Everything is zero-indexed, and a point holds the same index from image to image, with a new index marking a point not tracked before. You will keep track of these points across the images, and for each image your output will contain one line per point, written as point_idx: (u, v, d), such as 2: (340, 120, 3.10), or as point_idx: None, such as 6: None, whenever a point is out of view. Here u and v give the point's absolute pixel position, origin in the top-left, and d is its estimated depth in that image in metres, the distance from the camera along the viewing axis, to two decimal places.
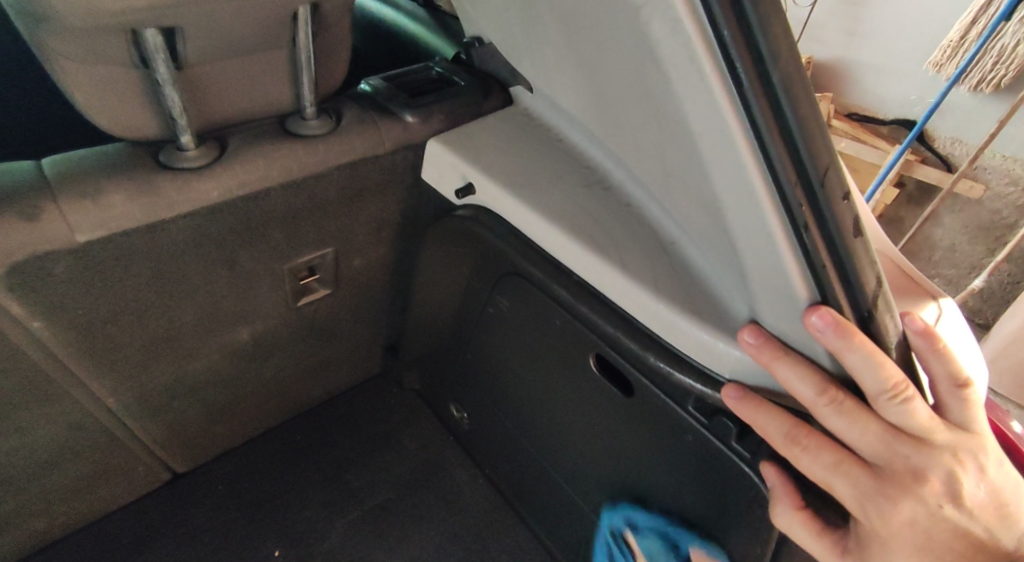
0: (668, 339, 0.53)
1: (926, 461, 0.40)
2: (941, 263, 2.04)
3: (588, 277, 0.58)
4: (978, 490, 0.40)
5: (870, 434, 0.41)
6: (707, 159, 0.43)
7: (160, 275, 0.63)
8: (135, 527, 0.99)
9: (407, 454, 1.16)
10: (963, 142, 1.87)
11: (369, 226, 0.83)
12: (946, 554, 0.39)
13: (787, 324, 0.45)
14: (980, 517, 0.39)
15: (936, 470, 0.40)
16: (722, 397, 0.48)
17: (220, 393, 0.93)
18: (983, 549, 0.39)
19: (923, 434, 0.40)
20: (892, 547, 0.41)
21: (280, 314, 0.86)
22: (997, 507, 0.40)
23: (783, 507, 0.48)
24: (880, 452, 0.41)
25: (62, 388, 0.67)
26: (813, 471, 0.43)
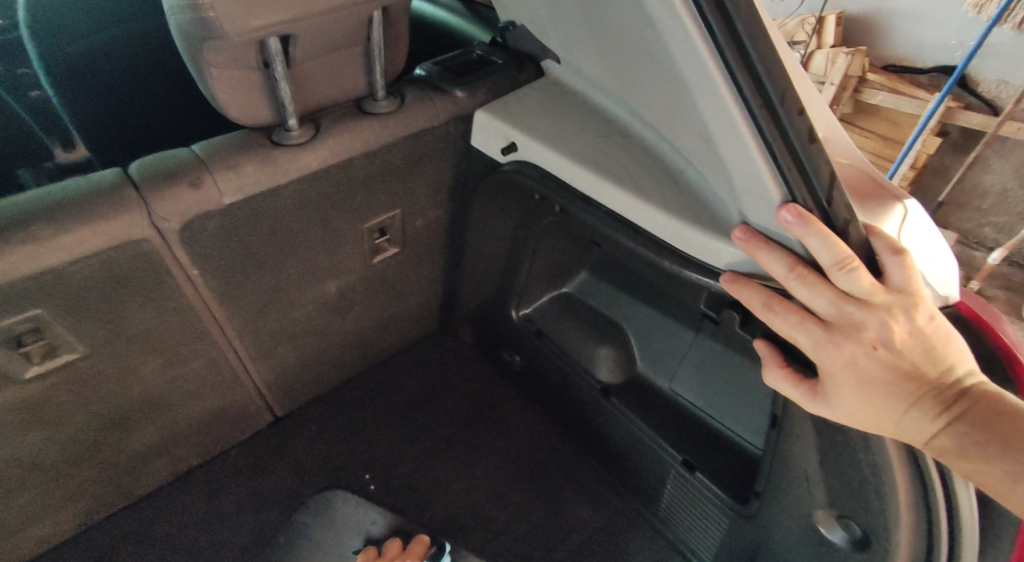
0: (678, 246, 0.66)
1: (866, 315, 0.51)
2: (992, 210, 2.06)
3: (613, 207, 0.72)
4: (907, 335, 0.51)
5: (825, 297, 0.52)
6: (694, 96, 0.56)
7: (276, 232, 0.81)
8: (252, 457, 1.19)
9: (469, 396, 1.33)
10: (1008, 83, 1.87)
11: (428, 189, 0.99)
12: (881, 383, 0.51)
13: (770, 219, 0.58)
14: (908, 355, 0.51)
15: (874, 322, 0.51)
16: (720, 281, 0.61)
17: (314, 341, 1.12)
18: (911, 378, 0.51)
19: (864, 294, 0.51)
20: (842, 382, 0.53)
21: (360, 269, 1.04)
22: (922, 347, 0.51)
23: (770, 369, 0.61)
24: (829, 310, 0.52)
25: (207, 329, 0.86)
26: (783, 328, 0.56)
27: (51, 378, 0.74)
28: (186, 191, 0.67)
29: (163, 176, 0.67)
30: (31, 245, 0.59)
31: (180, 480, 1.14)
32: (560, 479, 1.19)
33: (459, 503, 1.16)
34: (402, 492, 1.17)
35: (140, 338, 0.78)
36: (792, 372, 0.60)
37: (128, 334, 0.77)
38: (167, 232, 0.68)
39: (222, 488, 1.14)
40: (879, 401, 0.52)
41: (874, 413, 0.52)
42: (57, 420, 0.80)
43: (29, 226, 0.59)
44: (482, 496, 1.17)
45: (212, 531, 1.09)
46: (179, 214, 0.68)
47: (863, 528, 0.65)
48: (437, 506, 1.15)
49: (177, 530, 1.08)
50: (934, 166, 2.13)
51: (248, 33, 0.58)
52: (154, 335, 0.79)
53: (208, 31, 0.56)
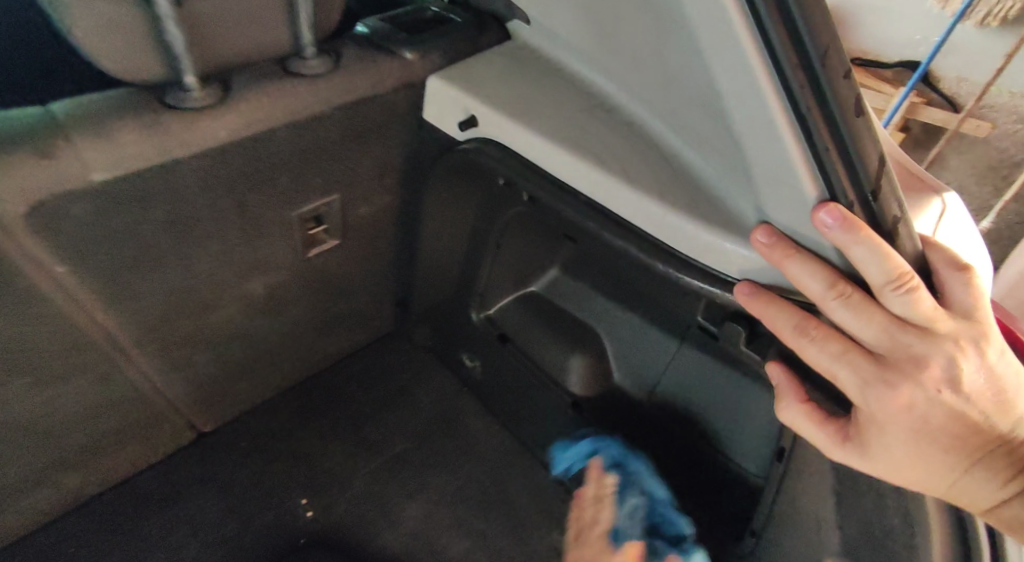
0: (676, 246, 0.54)
1: (929, 349, 0.41)
2: None
3: (595, 196, 0.59)
4: (977, 377, 0.41)
5: (877, 324, 0.42)
6: (709, 54, 0.43)
7: (174, 221, 0.65)
8: (168, 481, 1.03)
9: (423, 406, 1.19)
10: (969, 81, 1.77)
11: (373, 172, 0.84)
12: (942, 435, 0.41)
13: (798, 215, 0.45)
14: (979, 402, 0.41)
15: (938, 358, 0.41)
16: (734, 294, 0.49)
17: (238, 348, 0.96)
18: (978, 431, 0.41)
19: (926, 323, 0.41)
20: (890, 431, 0.43)
21: (292, 266, 0.88)
22: (993, 392, 0.42)
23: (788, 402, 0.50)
24: (883, 341, 0.42)
25: (90, 338, 0.69)
26: (817, 359, 0.44)
27: None
28: (34, 164, 0.50)
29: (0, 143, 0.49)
30: None
31: (77, 511, 0.96)
32: (523, 500, 1.08)
33: (410, 530, 1.02)
34: (344, 520, 1.03)
35: None
36: (815, 411, 0.48)
37: None
38: (12, 220, 0.52)
39: (128, 519, 0.97)
40: (937, 456, 0.42)
41: (928, 467, 0.43)
42: None
43: None
44: (436, 522, 1.04)
45: None
46: (29, 196, 0.51)
47: None
48: (385, 536, 1.01)
49: None
50: None
51: None
52: (13, 348, 0.62)
53: None
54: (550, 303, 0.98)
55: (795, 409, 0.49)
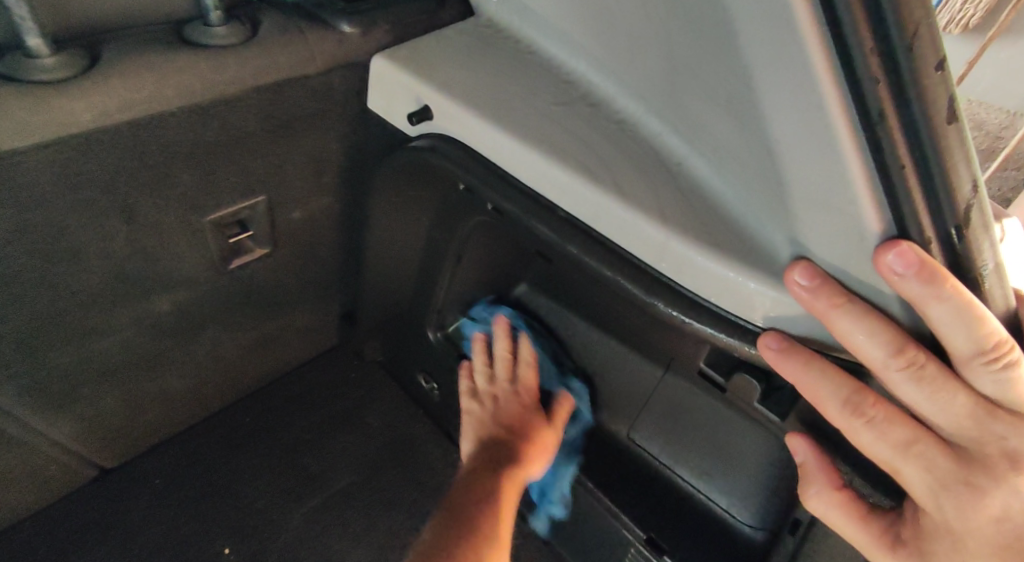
0: (680, 279, 0.42)
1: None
2: None
3: (577, 212, 0.47)
4: None
5: (960, 409, 0.33)
6: (741, 34, 0.32)
7: (30, 230, 0.50)
8: (59, 530, 0.87)
9: (372, 432, 1.05)
10: None
11: (307, 169, 0.69)
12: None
13: (850, 251, 0.34)
14: None
15: None
16: (760, 350, 0.39)
17: (142, 376, 0.80)
18: None
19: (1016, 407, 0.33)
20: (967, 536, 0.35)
21: (208, 279, 0.73)
22: None
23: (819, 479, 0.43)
24: (966, 429, 0.34)
25: None
26: (874, 450, 0.37)
27: None
28: None
29: None
30: None
31: None
32: None
33: None
34: None
35: None
36: (851, 507, 0.42)
37: None
38: None
39: None
40: None
41: None
42: None
43: None
44: None
45: None
46: None
47: None
48: None
49: None
50: None
51: None
52: None
53: None
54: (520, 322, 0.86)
55: (823, 500, 0.43)
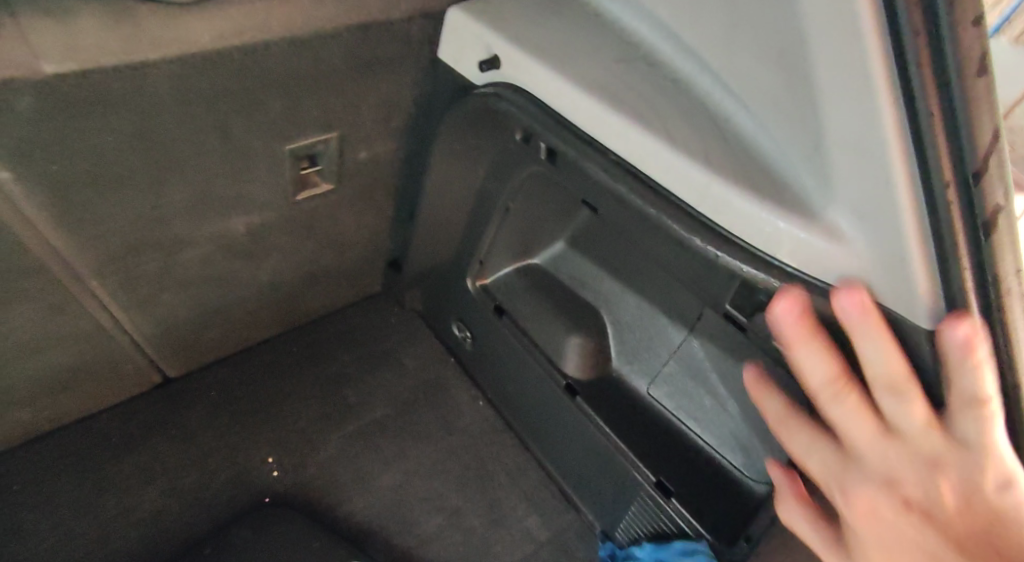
0: (718, 220, 0.47)
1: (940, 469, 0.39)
2: None
3: (628, 155, 0.52)
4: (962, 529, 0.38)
5: (912, 422, 0.40)
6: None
7: (145, 136, 0.57)
8: (125, 425, 0.96)
9: (407, 373, 1.12)
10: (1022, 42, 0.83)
11: (378, 113, 0.75)
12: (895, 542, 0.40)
13: (874, 190, 0.38)
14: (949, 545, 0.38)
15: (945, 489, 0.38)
16: (777, 305, 0.44)
17: (211, 291, 0.88)
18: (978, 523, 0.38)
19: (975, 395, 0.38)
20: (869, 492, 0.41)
21: (280, 206, 0.80)
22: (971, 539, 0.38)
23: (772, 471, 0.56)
24: (903, 445, 0.40)
25: (39, 259, 0.62)
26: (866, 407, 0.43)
27: None
28: None
29: None
30: None
31: (27, 446, 0.90)
32: (505, 480, 1.02)
33: (381, 501, 0.96)
34: (312, 484, 0.96)
35: None
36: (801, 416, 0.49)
37: None
38: None
39: (81, 459, 0.91)
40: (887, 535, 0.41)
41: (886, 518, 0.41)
42: None
43: None
44: (410, 495, 0.98)
45: (55, 517, 0.86)
46: None
47: None
48: (353, 503, 0.95)
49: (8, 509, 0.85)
50: None
51: None
52: None
53: None
54: (555, 279, 0.91)
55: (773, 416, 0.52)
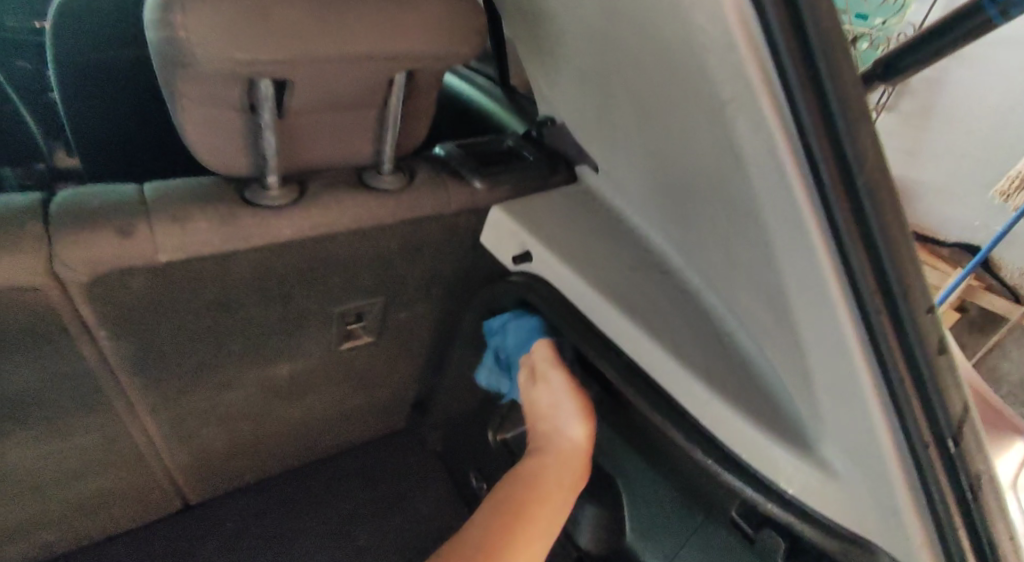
0: (719, 436, 0.51)
1: None
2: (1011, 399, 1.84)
3: (639, 359, 0.57)
4: None
5: None
6: (781, 273, 0.44)
7: (221, 304, 0.66)
8: (140, 552, 0.98)
9: (420, 519, 1.13)
10: None
11: (422, 282, 0.84)
12: None
13: (861, 446, 0.43)
14: None
15: None
16: None
17: (247, 427, 0.94)
18: None
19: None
20: None
21: (322, 355, 0.87)
22: None
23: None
24: None
25: (105, 399, 0.69)
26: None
27: None
28: (111, 240, 0.53)
29: (86, 215, 0.53)
30: None
31: None
32: None
33: None
34: None
35: (11, 402, 0.62)
36: None
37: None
38: (72, 288, 0.53)
39: None
40: None
41: None
42: None
43: None
44: None
45: None
46: (91, 265, 0.53)
47: None
48: None
49: None
50: None
51: (227, 67, 0.47)
52: (31, 401, 0.63)
53: (179, 56, 0.46)
54: None
55: None
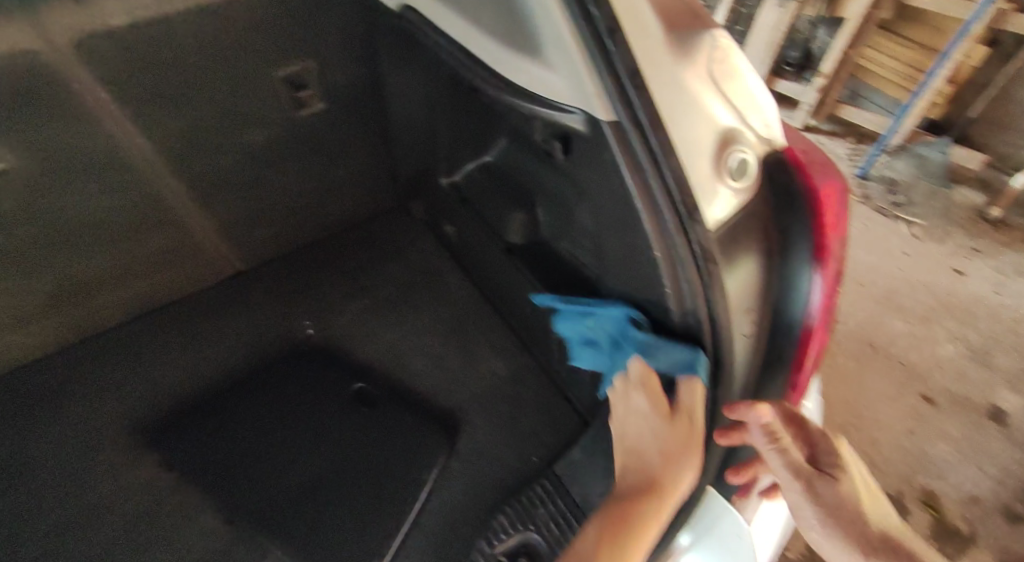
0: (505, 72, 0.70)
1: (817, 470, 0.65)
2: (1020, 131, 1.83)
3: (463, 40, 0.76)
4: (853, 493, 0.64)
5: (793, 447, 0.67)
6: None
7: (183, 67, 0.90)
8: (211, 301, 1.35)
9: (409, 263, 1.44)
10: None
11: (343, 43, 1.04)
12: (837, 527, 0.62)
13: (549, 35, 0.59)
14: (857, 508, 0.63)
15: (832, 480, 0.64)
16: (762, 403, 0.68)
17: (256, 194, 1.21)
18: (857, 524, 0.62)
19: (643, 187, 0.61)
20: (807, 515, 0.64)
21: (286, 123, 1.11)
22: (867, 506, 0.63)
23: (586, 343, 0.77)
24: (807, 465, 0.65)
25: (129, 157, 0.97)
26: (822, 496, 0.63)
27: None
28: (74, 9, 0.76)
29: None
30: None
31: (147, 316, 1.30)
32: (480, 335, 1.30)
33: (384, 347, 1.30)
34: (336, 336, 1.31)
35: (65, 155, 0.90)
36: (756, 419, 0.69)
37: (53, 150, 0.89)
38: (62, 49, 0.78)
39: (187, 319, 1.32)
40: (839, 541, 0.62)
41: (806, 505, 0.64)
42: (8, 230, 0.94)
43: None
44: (405, 344, 1.30)
45: (166, 354, 1.26)
46: (70, 30, 0.77)
47: (661, 343, 0.72)
48: (363, 349, 1.29)
49: (139, 352, 1.25)
50: (977, 81, 2.09)
51: None
52: (78, 154, 0.91)
53: None
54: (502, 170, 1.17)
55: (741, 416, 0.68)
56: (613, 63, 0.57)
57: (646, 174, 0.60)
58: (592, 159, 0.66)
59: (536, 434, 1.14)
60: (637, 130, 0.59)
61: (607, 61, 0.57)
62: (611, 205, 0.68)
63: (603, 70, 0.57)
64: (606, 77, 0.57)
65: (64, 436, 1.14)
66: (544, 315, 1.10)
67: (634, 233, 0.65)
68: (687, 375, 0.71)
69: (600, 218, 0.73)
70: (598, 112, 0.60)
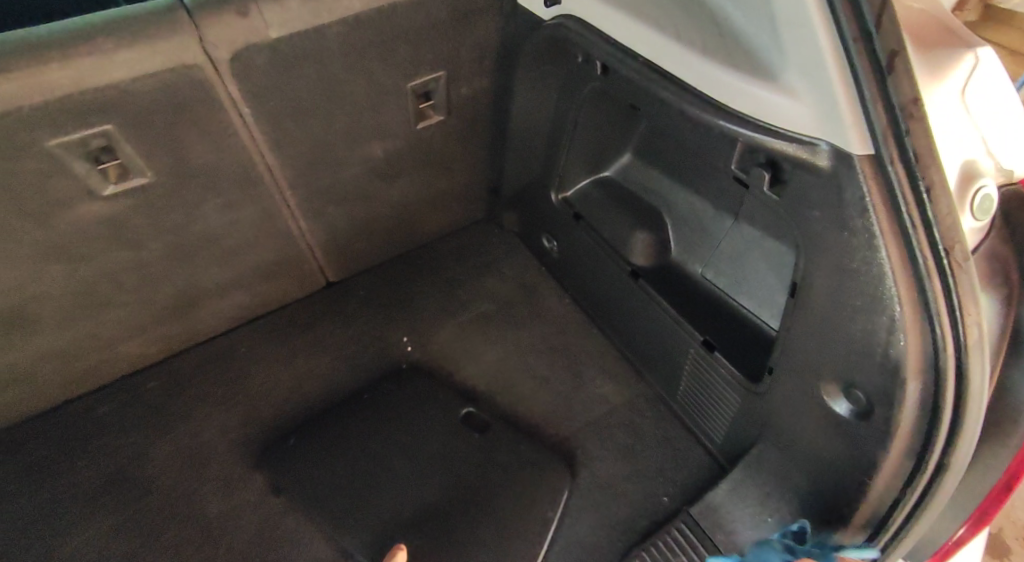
0: (716, 94, 0.65)
1: None
2: None
3: (652, 55, 0.72)
4: None
5: None
6: None
7: (323, 78, 0.86)
8: (306, 312, 1.31)
9: (507, 278, 1.38)
10: None
11: (475, 53, 0.98)
12: None
13: (800, 58, 0.54)
14: None
15: None
16: None
17: (362, 205, 1.16)
18: None
19: (895, 228, 0.55)
20: None
21: (405, 134, 1.06)
22: None
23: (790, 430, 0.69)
24: None
25: (257, 171, 0.94)
26: None
27: (126, 198, 0.85)
28: (236, 19, 0.73)
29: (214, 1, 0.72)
30: (107, 56, 0.68)
31: (244, 327, 1.27)
32: (589, 360, 1.24)
33: (489, 369, 1.24)
34: (436, 354, 1.26)
35: (199, 168, 0.88)
36: None
37: (190, 164, 0.86)
38: (219, 62, 0.76)
39: (285, 331, 1.28)
40: None
41: None
42: (136, 242, 0.93)
43: (99, 38, 0.68)
44: (510, 365, 1.24)
45: (264, 369, 1.22)
46: (230, 43, 0.75)
47: (869, 395, 0.66)
48: (467, 371, 1.23)
49: (238, 364, 1.22)
50: None
51: None
52: (211, 167, 0.88)
53: None
54: (625, 188, 1.10)
55: None
56: (885, 91, 0.51)
57: (903, 215, 0.54)
58: (822, 195, 0.60)
59: (661, 471, 1.08)
60: (900, 165, 0.53)
61: (877, 90, 0.51)
62: (832, 245, 0.61)
63: (872, 99, 0.51)
64: (873, 107, 0.51)
65: (169, 451, 1.11)
66: (671, 344, 1.03)
67: (869, 278, 0.59)
68: (908, 433, 0.64)
69: (807, 256, 0.66)
70: (851, 144, 0.54)
